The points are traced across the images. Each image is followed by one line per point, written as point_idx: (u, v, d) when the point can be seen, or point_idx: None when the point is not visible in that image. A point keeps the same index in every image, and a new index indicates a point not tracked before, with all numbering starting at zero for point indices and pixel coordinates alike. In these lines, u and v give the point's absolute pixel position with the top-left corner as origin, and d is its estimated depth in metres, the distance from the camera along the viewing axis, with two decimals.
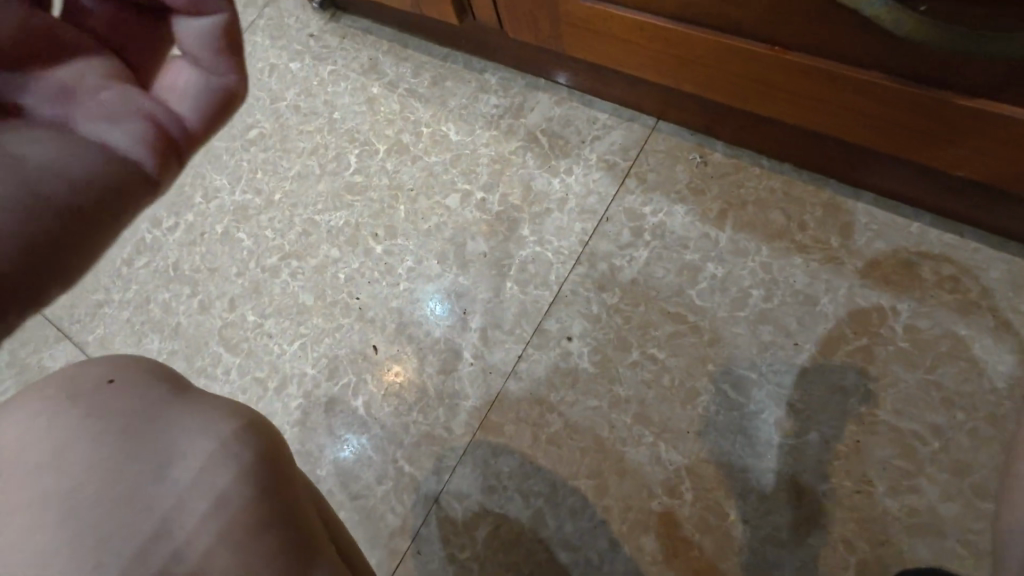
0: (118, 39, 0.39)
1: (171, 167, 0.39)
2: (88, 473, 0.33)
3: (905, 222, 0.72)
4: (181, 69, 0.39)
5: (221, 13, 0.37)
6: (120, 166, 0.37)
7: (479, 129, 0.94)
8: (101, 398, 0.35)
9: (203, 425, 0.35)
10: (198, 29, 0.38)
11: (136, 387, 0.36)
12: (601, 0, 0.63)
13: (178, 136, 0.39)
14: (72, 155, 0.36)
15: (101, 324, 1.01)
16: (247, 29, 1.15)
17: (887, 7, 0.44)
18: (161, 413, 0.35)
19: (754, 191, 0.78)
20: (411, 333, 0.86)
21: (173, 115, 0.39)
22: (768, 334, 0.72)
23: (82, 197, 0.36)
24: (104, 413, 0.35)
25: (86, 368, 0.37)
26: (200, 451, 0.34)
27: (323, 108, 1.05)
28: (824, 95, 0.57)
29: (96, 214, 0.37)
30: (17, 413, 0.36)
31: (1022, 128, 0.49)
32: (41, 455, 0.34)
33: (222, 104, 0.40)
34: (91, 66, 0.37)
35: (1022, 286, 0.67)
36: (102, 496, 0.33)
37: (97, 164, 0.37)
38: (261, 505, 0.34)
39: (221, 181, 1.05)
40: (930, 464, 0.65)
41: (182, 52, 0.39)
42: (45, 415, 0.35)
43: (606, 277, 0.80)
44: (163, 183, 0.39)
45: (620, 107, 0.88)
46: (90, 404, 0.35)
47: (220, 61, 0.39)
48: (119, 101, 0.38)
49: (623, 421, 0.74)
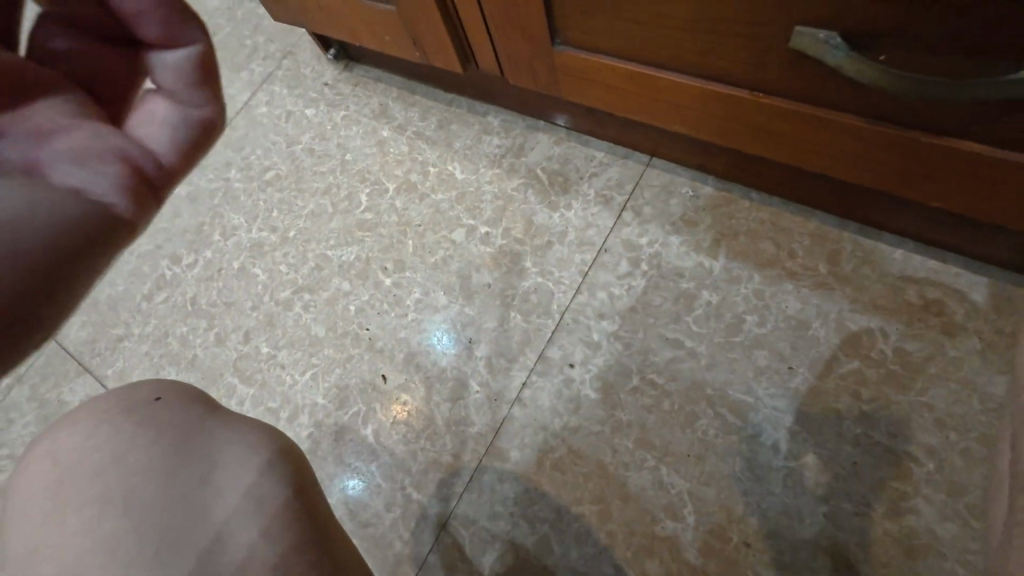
0: (87, 79, 0.36)
1: (147, 209, 0.36)
2: (135, 481, 0.37)
3: (890, 249, 0.76)
4: (155, 104, 0.36)
5: (197, 43, 0.35)
6: (87, 213, 0.34)
7: (483, 168, 1.00)
8: (146, 414, 0.39)
9: (240, 438, 0.39)
10: (172, 61, 0.35)
11: (181, 405, 0.40)
12: (593, 52, 0.69)
13: (154, 175, 0.36)
14: (35, 204, 0.33)
15: (120, 358, 1.05)
16: (266, 79, 1.24)
17: (848, 58, 0.49)
18: (203, 428, 0.39)
19: (745, 222, 0.82)
20: (419, 362, 0.89)
21: (149, 154, 0.36)
22: (763, 359, 0.75)
23: (44, 251, 0.32)
24: (148, 428, 0.39)
25: (140, 389, 0.41)
26: (236, 463, 0.38)
27: (336, 150, 1.11)
28: (803, 135, 0.62)
29: (63, 273, 0.33)
30: (72, 428, 0.39)
31: (986, 162, 0.52)
32: (93, 464, 0.38)
33: (200, 137, 0.38)
34: (54, 107, 0.34)
35: (1005, 309, 0.70)
36: (146, 502, 0.36)
37: (62, 212, 0.33)
38: (291, 512, 0.37)
39: (239, 220, 1.11)
40: (926, 484, 0.66)
41: (155, 86, 0.36)
42: (94, 431, 0.39)
43: (606, 306, 0.84)
44: (137, 227, 0.36)
45: (615, 146, 0.93)
46: (140, 419, 0.39)
47: (197, 94, 0.36)
48: (85, 142, 0.34)
49: (625, 445, 0.76)
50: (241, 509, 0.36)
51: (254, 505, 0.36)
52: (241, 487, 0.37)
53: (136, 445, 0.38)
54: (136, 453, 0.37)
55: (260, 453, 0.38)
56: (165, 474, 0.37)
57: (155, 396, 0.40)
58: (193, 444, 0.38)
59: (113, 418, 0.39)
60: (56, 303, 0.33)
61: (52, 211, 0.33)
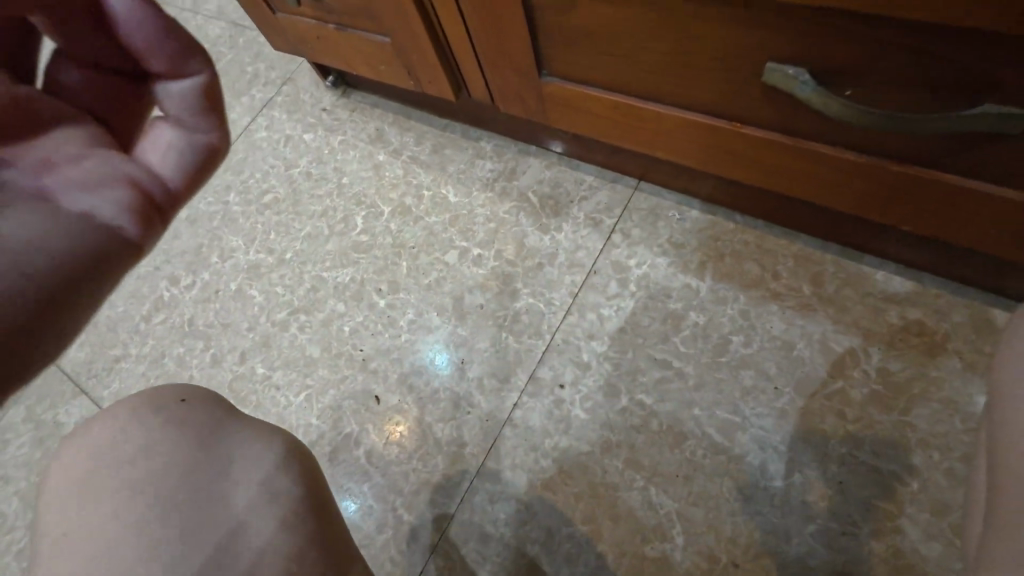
0: (101, 108, 0.37)
1: (154, 230, 0.37)
2: (159, 480, 0.37)
3: (871, 271, 0.77)
4: (162, 130, 0.37)
5: (200, 74, 0.35)
6: (97, 238, 0.35)
7: (475, 191, 1.02)
8: (173, 414, 0.40)
9: (257, 442, 0.39)
10: (181, 89, 0.35)
11: (204, 407, 0.41)
12: (578, 83, 0.72)
13: (162, 198, 0.37)
14: (42, 234, 0.34)
15: (117, 379, 1.06)
16: (266, 105, 1.27)
17: (815, 92, 0.51)
18: (224, 430, 0.40)
19: (730, 244, 0.84)
20: (412, 382, 0.90)
21: (157, 177, 0.37)
22: (749, 379, 0.76)
23: (56, 274, 0.34)
24: (176, 427, 0.39)
25: (166, 390, 0.41)
26: (252, 464, 0.38)
27: (333, 174, 1.14)
28: (779, 162, 0.64)
29: (68, 296, 0.34)
30: (98, 425, 0.40)
31: (953, 189, 0.54)
32: (119, 461, 0.38)
33: (204, 161, 0.38)
34: (64, 137, 0.35)
35: (984, 329, 0.71)
36: (169, 503, 0.36)
37: (73, 237, 0.34)
38: (305, 512, 0.37)
39: (237, 242, 1.13)
40: (910, 504, 0.67)
41: (164, 114, 0.37)
42: (120, 430, 0.39)
43: (595, 326, 0.85)
44: (144, 248, 0.37)
45: (604, 170, 0.96)
46: (165, 420, 0.39)
47: (203, 120, 0.37)
48: (94, 167, 0.36)
49: (615, 466, 0.77)
50: (255, 507, 0.37)
51: (271, 504, 0.37)
52: (262, 488, 0.37)
53: (162, 444, 0.38)
54: (162, 453, 0.38)
55: (274, 453, 0.39)
56: (189, 474, 0.37)
57: (182, 397, 0.41)
58: (216, 445, 0.39)
59: (139, 417, 0.39)
60: (63, 327, 0.34)
61: (60, 240, 0.34)
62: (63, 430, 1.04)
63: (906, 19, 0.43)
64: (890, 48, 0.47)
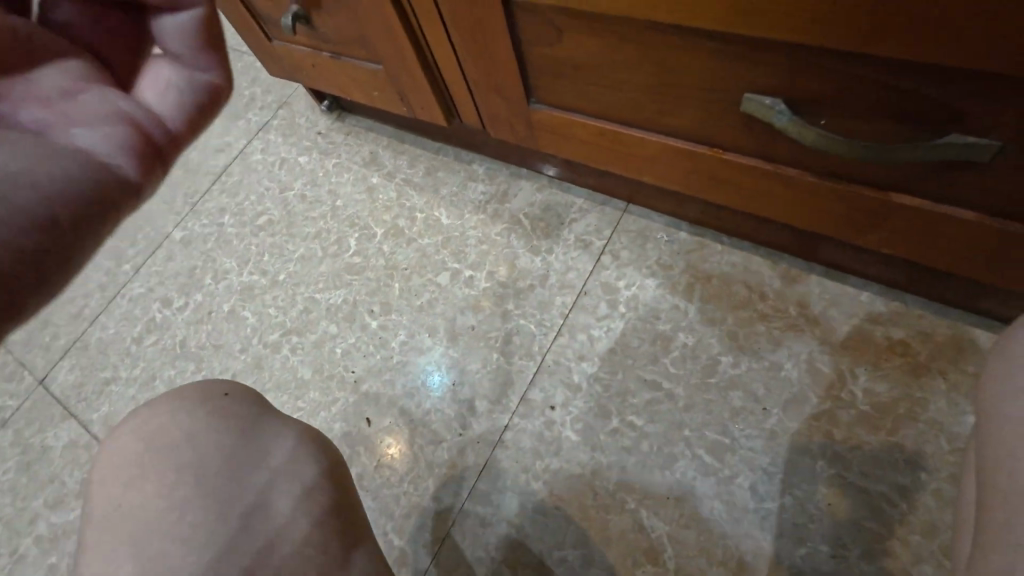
0: (102, 45, 0.42)
1: (154, 172, 0.42)
2: (207, 459, 0.46)
3: (856, 292, 0.79)
4: (163, 68, 0.42)
5: (197, 8, 0.39)
6: (103, 169, 0.40)
7: (467, 214, 1.04)
8: (220, 406, 0.49)
9: (285, 437, 0.48)
10: (178, 23, 0.40)
11: (242, 402, 0.49)
12: (565, 110, 0.74)
13: (160, 138, 0.42)
14: (56, 168, 0.39)
15: (107, 402, 1.05)
16: (262, 129, 1.29)
17: (791, 121, 0.53)
18: (258, 424, 0.48)
19: (717, 265, 0.86)
20: (403, 404, 0.90)
21: (157, 118, 0.42)
22: (738, 400, 0.77)
23: (66, 203, 0.38)
24: (223, 419, 0.48)
25: (213, 386, 0.50)
26: (281, 455, 0.47)
27: (327, 197, 1.15)
28: (761, 187, 0.65)
29: (79, 224, 0.39)
30: (159, 410, 0.49)
31: (927, 215, 0.56)
32: (176, 441, 0.47)
33: (203, 102, 0.43)
34: (70, 72, 0.40)
35: (968, 350, 0.72)
36: (217, 478, 0.46)
37: (82, 169, 0.39)
38: (321, 499, 0.46)
39: (230, 264, 1.13)
40: (900, 525, 0.67)
41: (163, 51, 0.42)
42: (176, 415, 0.48)
43: (586, 347, 0.86)
44: (145, 187, 0.42)
45: (594, 192, 0.98)
46: (213, 410, 0.49)
47: (202, 58, 0.41)
48: (101, 105, 0.41)
49: (606, 488, 0.77)
50: (286, 493, 0.46)
51: (296, 491, 0.46)
52: (289, 477, 0.46)
53: (208, 431, 0.47)
54: (211, 440, 0.47)
55: (298, 450, 0.47)
56: (232, 457, 0.46)
57: (224, 391, 0.50)
58: (254, 437, 0.48)
59: (191, 407, 0.48)
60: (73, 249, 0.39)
61: (69, 172, 0.39)
62: (51, 454, 1.03)
63: (876, 54, 0.44)
64: (862, 80, 0.48)
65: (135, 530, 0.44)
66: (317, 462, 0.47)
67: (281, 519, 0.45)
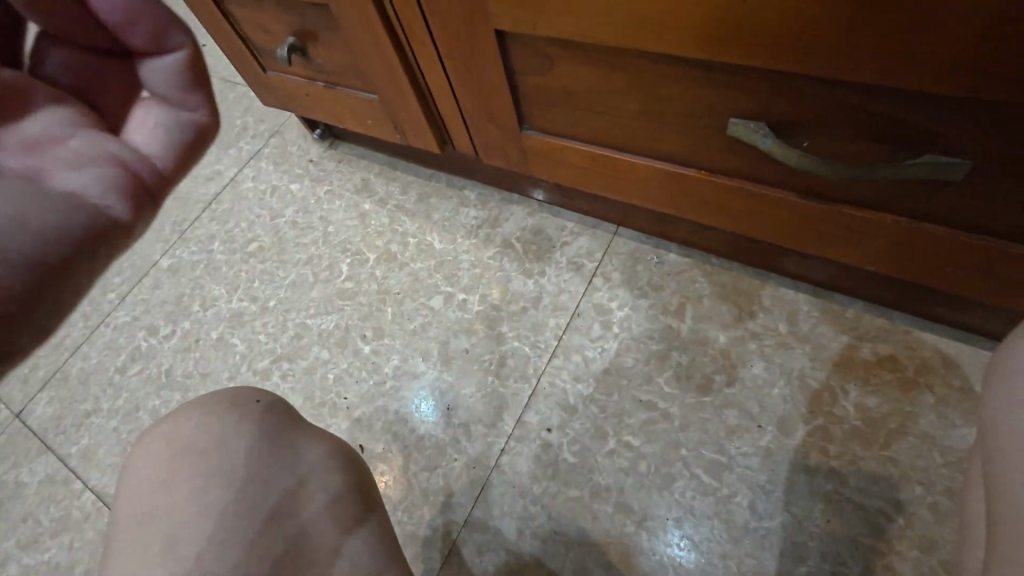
0: (93, 92, 0.45)
1: (144, 211, 0.45)
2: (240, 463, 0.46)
3: (842, 309, 0.81)
4: (150, 110, 0.45)
5: (183, 48, 0.42)
6: (92, 209, 0.42)
7: (460, 238, 1.05)
8: (250, 412, 0.48)
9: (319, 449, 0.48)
10: (163, 65, 0.42)
11: (273, 411, 0.49)
12: (556, 136, 0.76)
13: (149, 178, 0.45)
14: (44, 210, 0.40)
15: (87, 434, 1.02)
16: (254, 157, 1.30)
17: (775, 144, 0.55)
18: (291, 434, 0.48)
19: (707, 286, 0.87)
20: (396, 430, 0.88)
21: (144, 158, 0.45)
22: (733, 418, 0.77)
23: (56, 245, 0.40)
24: (254, 426, 0.48)
25: (244, 393, 0.50)
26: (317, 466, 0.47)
27: (319, 223, 1.16)
28: (747, 207, 0.68)
29: (67, 263, 0.41)
30: (189, 415, 0.48)
31: (907, 232, 0.59)
32: (206, 444, 0.46)
33: (191, 140, 0.46)
34: (61, 118, 0.43)
35: (953, 364, 0.74)
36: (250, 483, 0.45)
37: (72, 210, 0.41)
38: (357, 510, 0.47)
39: (219, 291, 1.12)
40: (898, 541, 0.67)
41: (151, 94, 0.44)
42: (206, 419, 0.48)
43: (580, 368, 0.86)
44: (135, 225, 0.44)
45: (584, 216, 1.00)
46: (245, 417, 0.48)
47: (190, 97, 0.44)
48: (90, 149, 0.43)
49: (605, 511, 0.76)
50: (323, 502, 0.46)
51: (331, 501, 0.46)
52: (324, 490, 0.46)
53: (239, 437, 0.47)
54: (241, 446, 0.47)
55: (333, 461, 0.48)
56: (267, 464, 0.46)
57: (257, 398, 0.49)
58: (289, 444, 0.48)
59: (222, 412, 0.48)
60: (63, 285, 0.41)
61: (61, 211, 0.41)
62: (25, 491, 0.99)
63: (853, 82, 0.47)
64: (841, 104, 0.51)
65: (162, 539, 0.43)
66: (350, 473, 0.48)
67: (319, 526, 0.45)
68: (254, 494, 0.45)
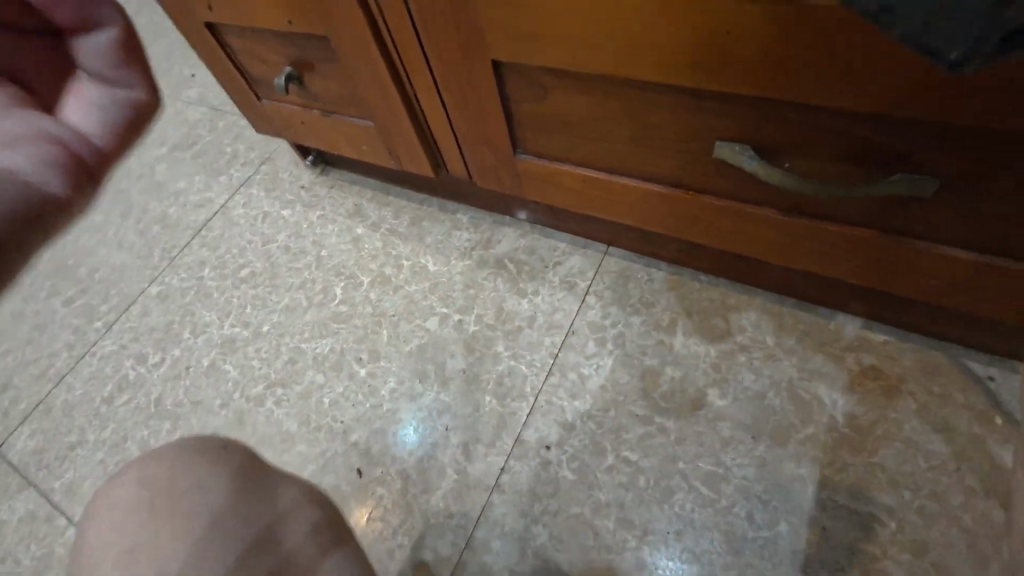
0: None
1: None
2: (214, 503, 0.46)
3: (825, 321, 0.84)
4: None
5: None
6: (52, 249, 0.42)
7: (454, 260, 1.06)
8: (216, 456, 0.48)
9: (291, 486, 0.49)
10: None
11: (237, 453, 0.49)
12: (549, 160, 0.79)
13: None
14: None
15: (72, 467, 0.99)
16: (245, 184, 1.31)
17: (759, 165, 0.59)
18: (260, 472, 0.49)
19: (696, 302, 0.90)
20: (394, 452, 0.88)
21: None
22: (727, 430, 0.79)
23: None
24: (221, 469, 0.48)
25: (206, 439, 0.50)
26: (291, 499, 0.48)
27: (312, 247, 1.17)
28: (734, 226, 0.71)
29: None
30: (152, 464, 0.48)
31: (884, 246, 0.62)
32: (177, 488, 0.46)
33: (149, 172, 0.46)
34: None
35: (933, 370, 0.77)
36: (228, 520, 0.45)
37: None
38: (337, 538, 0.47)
39: (211, 317, 1.11)
40: (891, 545, 0.69)
41: None
42: (169, 467, 0.47)
43: (577, 385, 0.87)
44: None
45: (575, 237, 1.02)
46: (210, 460, 0.48)
47: None
48: None
49: (606, 527, 0.76)
50: (304, 532, 0.46)
51: (313, 531, 0.46)
52: (304, 520, 0.47)
53: (204, 481, 0.47)
54: (208, 488, 0.46)
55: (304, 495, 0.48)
56: (240, 501, 0.46)
57: (220, 443, 0.50)
58: (260, 482, 0.48)
59: (186, 459, 0.48)
60: None
61: None
62: (4, 529, 0.95)
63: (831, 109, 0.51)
64: (819, 127, 0.55)
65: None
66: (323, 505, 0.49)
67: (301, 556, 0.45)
68: (229, 534, 0.45)
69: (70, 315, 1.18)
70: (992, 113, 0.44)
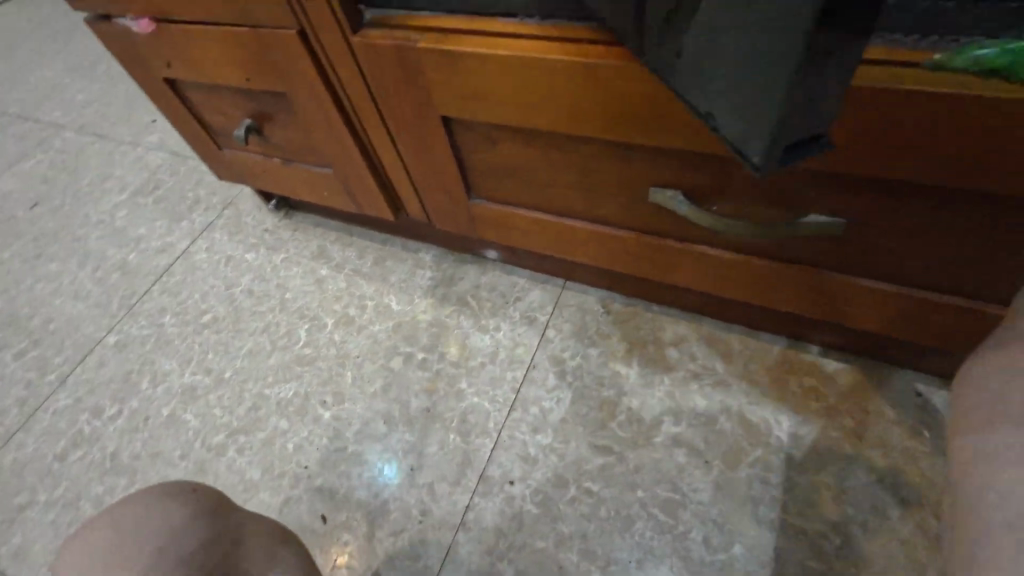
0: None
1: None
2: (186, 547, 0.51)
3: (769, 345, 0.89)
4: None
5: None
6: None
7: (417, 298, 1.09)
8: (186, 497, 0.53)
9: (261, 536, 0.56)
10: None
11: (208, 496, 0.55)
12: (502, 204, 0.83)
13: None
14: None
15: (21, 531, 0.95)
16: (207, 229, 1.31)
17: (691, 209, 0.64)
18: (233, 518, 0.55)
19: (650, 332, 0.94)
20: (359, 496, 0.88)
21: None
22: (682, 456, 0.82)
23: None
24: (190, 512, 0.53)
25: (176, 485, 0.55)
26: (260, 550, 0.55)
27: (275, 290, 1.17)
28: (675, 262, 0.76)
29: None
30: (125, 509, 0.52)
31: (809, 279, 0.68)
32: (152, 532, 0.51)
33: None
34: None
35: (868, 388, 0.83)
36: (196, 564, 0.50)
37: None
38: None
39: (171, 365, 1.10)
40: (839, 561, 0.72)
41: None
42: (144, 507, 0.52)
43: (539, 419, 0.90)
44: None
45: (534, 272, 1.06)
46: (185, 504, 0.53)
47: None
48: None
49: (570, 559, 0.78)
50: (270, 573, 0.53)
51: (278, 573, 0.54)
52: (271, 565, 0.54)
53: (173, 525, 0.51)
54: (181, 531, 0.51)
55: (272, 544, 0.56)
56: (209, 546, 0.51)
57: (192, 487, 0.55)
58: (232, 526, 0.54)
59: (161, 501, 0.52)
60: None
61: None
62: None
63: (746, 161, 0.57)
64: (739, 176, 0.60)
65: None
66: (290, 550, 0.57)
67: None
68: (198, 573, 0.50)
69: (22, 368, 1.15)
70: (881, 165, 0.50)
